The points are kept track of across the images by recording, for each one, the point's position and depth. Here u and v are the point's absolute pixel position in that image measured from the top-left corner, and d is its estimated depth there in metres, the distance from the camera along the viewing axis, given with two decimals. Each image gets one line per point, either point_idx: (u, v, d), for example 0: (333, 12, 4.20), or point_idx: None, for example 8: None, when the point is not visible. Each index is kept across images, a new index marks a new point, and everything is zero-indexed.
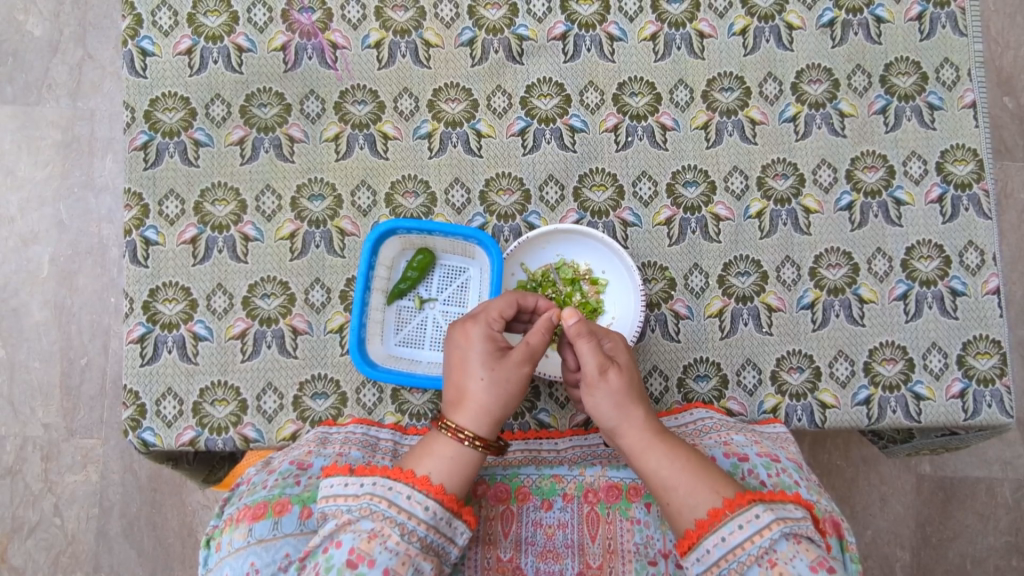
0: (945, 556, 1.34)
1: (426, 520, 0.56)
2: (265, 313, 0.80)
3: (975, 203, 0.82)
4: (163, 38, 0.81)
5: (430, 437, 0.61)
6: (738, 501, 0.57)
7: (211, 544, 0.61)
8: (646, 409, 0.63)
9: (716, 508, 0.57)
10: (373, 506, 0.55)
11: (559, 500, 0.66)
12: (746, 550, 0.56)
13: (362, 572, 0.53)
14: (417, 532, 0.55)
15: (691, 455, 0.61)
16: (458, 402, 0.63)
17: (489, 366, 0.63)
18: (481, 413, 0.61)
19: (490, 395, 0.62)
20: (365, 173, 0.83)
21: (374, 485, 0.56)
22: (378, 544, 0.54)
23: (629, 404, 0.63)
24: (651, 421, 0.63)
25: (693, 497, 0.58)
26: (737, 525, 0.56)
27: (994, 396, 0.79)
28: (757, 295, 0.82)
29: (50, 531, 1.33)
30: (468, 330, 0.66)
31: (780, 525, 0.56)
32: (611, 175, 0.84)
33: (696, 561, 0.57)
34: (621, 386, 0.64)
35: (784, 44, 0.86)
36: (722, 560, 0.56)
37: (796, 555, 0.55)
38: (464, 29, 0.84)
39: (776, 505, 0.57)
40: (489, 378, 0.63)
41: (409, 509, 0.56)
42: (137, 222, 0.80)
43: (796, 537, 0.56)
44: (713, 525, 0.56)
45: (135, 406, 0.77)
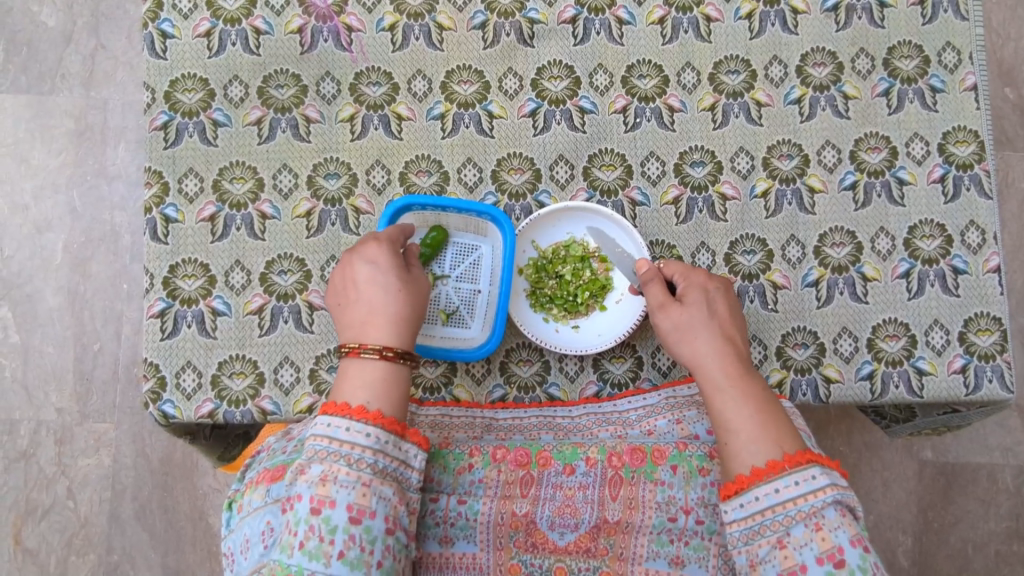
0: (947, 542, 1.35)
1: (369, 446, 0.59)
2: (282, 289, 0.82)
3: (976, 183, 0.84)
4: (182, 20, 0.83)
5: (345, 364, 0.64)
6: (798, 458, 0.59)
7: (233, 506, 0.65)
8: (722, 345, 0.67)
9: (775, 460, 0.59)
10: (317, 446, 0.59)
11: (581, 465, 0.68)
12: (797, 507, 0.57)
13: (326, 515, 0.56)
14: (365, 460, 0.58)
15: (761, 399, 0.63)
16: (368, 321, 0.66)
17: (406, 278, 0.69)
18: (388, 323, 0.66)
19: (372, 301, 0.67)
20: (379, 154, 0.85)
21: (316, 428, 0.60)
22: (332, 485, 0.57)
23: (704, 338, 0.67)
24: (730, 363, 0.65)
25: (754, 444, 0.60)
26: (793, 481, 0.58)
27: (995, 371, 0.80)
28: (763, 273, 0.84)
29: (63, 514, 1.35)
30: (374, 254, 0.70)
31: (833, 492, 0.57)
32: (619, 156, 0.86)
33: (739, 507, 0.59)
34: (693, 322, 0.68)
35: (789, 29, 0.87)
36: (767, 510, 0.58)
37: (841, 526, 0.56)
38: (476, 13, 0.86)
39: (833, 472, 0.59)
40: (395, 286, 0.68)
41: (350, 440, 0.59)
42: (157, 200, 0.82)
43: (844, 511, 0.57)
44: (769, 474, 0.58)
45: (156, 378, 0.79)
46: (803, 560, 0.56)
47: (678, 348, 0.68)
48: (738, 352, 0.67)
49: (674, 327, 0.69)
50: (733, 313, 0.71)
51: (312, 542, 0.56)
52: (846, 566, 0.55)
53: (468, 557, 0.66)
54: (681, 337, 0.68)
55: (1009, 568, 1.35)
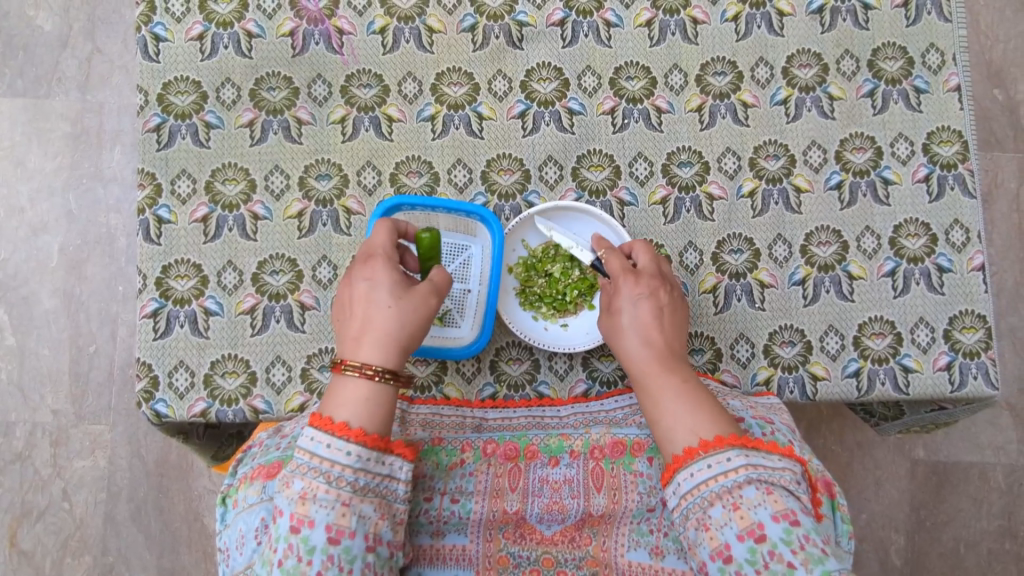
0: (939, 540, 1.36)
1: (350, 465, 0.57)
2: (274, 289, 0.83)
3: (960, 183, 0.85)
4: (175, 24, 0.84)
5: (337, 378, 0.62)
6: (714, 443, 0.58)
7: (227, 501, 0.66)
8: (643, 344, 0.68)
9: (690, 447, 0.59)
10: (299, 459, 0.58)
11: (565, 457, 0.71)
12: (710, 489, 0.57)
13: (305, 534, 0.56)
14: (345, 478, 0.57)
15: (682, 390, 0.63)
16: (369, 337, 0.63)
17: (403, 301, 0.65)
18: (392, 345, 0.63)
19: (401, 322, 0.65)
20: (370, 155, 0.86)
21: (299, 440, 0.59)
22: (311, 504, 0.56)
23: (629, 337, 0.69)
24: (647, 358, 0.67)
25: (670, 433, 0.61)
26: (707, 464, 0.57)
27: (980, 368, 0.81)
28: (750, 271, 0.85)
29: (58, 515, 1.36)
30: (374, 269, 0.67)
31: (748, 471, 0.56)
32: (608, 156, 0.87)
33: (670, 494, 0.59)
34: (624, 321, 0.70)
35: (775, 30, 0.89)
36: (690, 494, 0.58)
37: (761, 503, 0.55)
38: (466, 16, 0.87)
39: (753, 452, 0.58)
40: (399, 311, 0.65)
41: (330, 458, 0.57)
42: (150, 201, 0.83)
43: (767, 488, 0.56)
44: (686, 460, 0.59)
45: (148, 378, 0.80)
46: (726, 539, 0.55)
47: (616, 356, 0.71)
48: (664, 347, 0.68)
49: (608, 331, 0.71)
50: (666, 311, 0.70)
51: (290, 560, 0.55)
52: (768, 540, 0.54)
53: (458, 549, 0.66)
54: (616, 339, 0.70)
55: (1001, 566, 1.35)
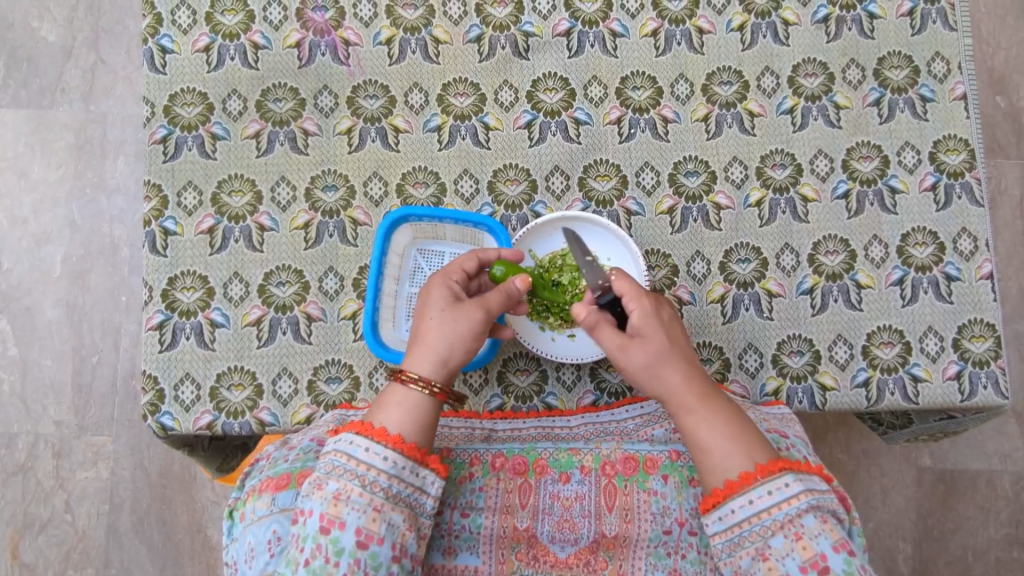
0: (947, 549, 1.35)
1: (385, 470, 0.59)
2: (281, 300, 0.82)
3: (967, 191, 0.85)
4: (181, 36, 0.84)
5: (389, 387, 0.65)
6: (770, 469, 0.60)
7: (234, 515, 0.65)
8: (684, 371, 0.65)
9: (748, 471, 0.60)
10: (335, 461, 0.60)
11: (576, 474, 0.69)
12: (771, 516, 0.59)
13: (335, 535, 0.57)
14: (379, 483, 0.59)
15: (727, 416, 0.64)
16: (417, 345, 0.67)
17: (449, 314, 0.67)
18: (432, 356, 0.66)
19: (448, 340, 0.66)
20: (376, 166, 0.85)
21: (337, 443, 0.61)
22: (344, 506, 0.58)
23: (670, 368, 0.65)
24: (692, 385, 0.65)
25: (728, 460, 0.61)
26: (767, 490, 0.59)
27: (990, 378, 0.81)
28: (757, 281, 0.85)
29: (61, 527, 1.35)
30: (431, 283, 0.71)
31: (807, 497, 0.59)
32: (614, 166, 0.87)
33: (718, 520, 0.60)
34: (658, 354, 0.65)
35: (780, 40, 0.89)
36: (745, 521, 0.59)
37: (821, 532, 0.57)
38: (472, 26, 0.87)
39: (804, 477, 0.61)
40: (441, 323, 0.67)
41: (367, 461, 0.59)
42: (157, 213, 0.82)
43: (823, 516, 0.58)
44: (743, 487, 0.60)
45: (154, 390, 0.79)
46: (788, 569, 0.57)
47: (645, 386, 0.66)
48: (699, 371, 0.67)
49: (637, 364, 0.66)
50: (685, 336, 0.69)
51: (316, 561, 0.56)
52: (830, 572, 0.56)
53: (470, 569, 0.67)
54: (649, 373, 0.65)
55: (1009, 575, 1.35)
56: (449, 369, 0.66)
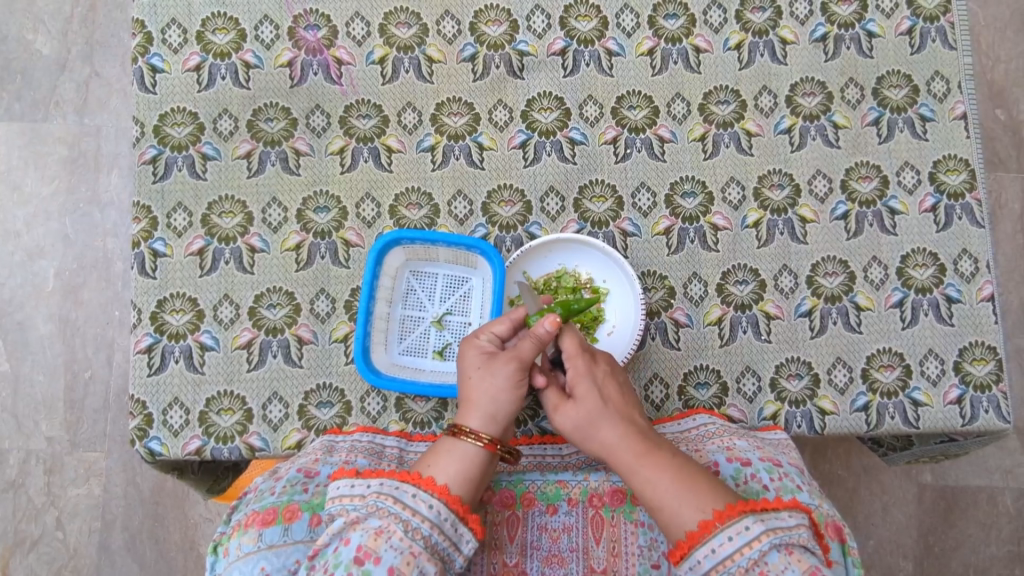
0: (948, 567, 1.33)
1: (430, 518, 0.58)
2: (272, 323, 0.81)
3: (968, 212, 0.84)
4: (172, 55, 0.83)
5: (442, 441, 0.64)
6: (728, 513, 0.58)
7: (218, 550, 0.64)
8: (622, 428, 0.65)
9: (705, 519, 0.59)
10: (380, 502, 0.58)
11: (564, 505, 0.68)
12: (737, 561, 0.57)
13: (368, 568, 0.55)
14: (421, 531, 0.58)
15: (673, 469, 0.61)
16: (462, 404, 0.66)
17: (484, 371, 0.67)
18: (479, 413, 0.65)
19: (490, 396, 0.66)
20: (369, 186, 0.84)
21: (382, 485, 0.59)
22: (384, 542, 0.56)
23: (605, 426, 0.65)
24: (629, 440, 0.64)
25: (679, 514, 0.59)
26: (728, 536, 0.58)
27: (991, 402, 0.80)
28: (755, 303, 0.84)
29: (52, 545, 1.33)
30: (461, 343, 0.71)
31: (770, 537, 0.57)
32: (610, 187, 0.86)
33: (688, 570, 0.59)
34: (588, 413, 0.66)
35: (778, 59, 0.88)
36: (713, 570, 0.58)
37: (788, 566, 0.57)
38: (466, 45, 0.86)
39: (767, 515, 0.59)
40: (480, 379, 0.66)
41: (413, 507, 0.58)
42: (146, 234, 0.81)
43: (789, 549, 0.58)
44: (703, 537, 0.58)
45: (142, 415, 0.78)
46: None
47: (587, 443, 0.67)
48: (640, 428, 0.66)
49: (574, 420, 0.67)
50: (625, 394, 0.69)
51: None
52: None
53: None
54: (585, 432, 0.66)
55: None
56: (501, 422, 0.65)
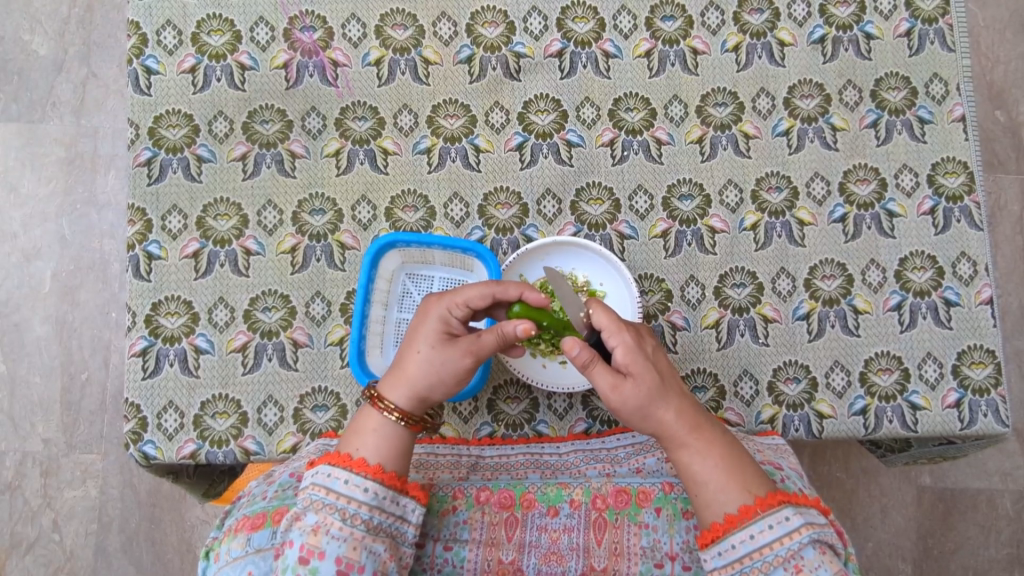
0: (947, 569, 1.33)
1: (366, 501, 0.59)
2: (267, 326, 0.81)
3: (966, 215, 0.83)
4: (167, 57, 0.83)
5: (365, 410, 0.64)
6: (769, 501, 0.59)
7: (210, 555, 0.63)
8: (677, 407, 0.63)
9: (747, 505, 0.59)
10: (314, 495, 0.58)
11: (565, 507, 0.68)
12: (773, 551, 0.57)
13: (314, 565, 0.56)
14: (360, 515, 0.58)
15: (722, 447, 0.62)
16: (397, 373, 0.65)
17: (437, 352, 0.64)
18: (410, 392, 0.64)
19: (431, 380, 0.64)
20: (365, 188, 0.84)
21: (315, 476, 0.59)
22: (324, 536, 0.56)
23: (662, 407, 0.62)
24: (686, 418, 0.63)
25: (724, 494, 0.60)
26: (767, 525, 0.58)
27: (990, 405, 0.79)
28: (753, 306, 0.83)
29: (48, 547, 1.33)
30: (428, 310, 0.67)
31: (809, 531, 0.57)
32: (607, 190, 0.86)
33: (717, 555, 0.59)
34: (650, 394, 0.62)
35: (776, 61, 0.87)
36: (745, 557, 0.58)
37: (822, 564, 0.56)
38: (463, 47, 0.86)
39: (804, 509, 0.59)
40: (428, 359, 0.64)
41: (348, 493, 0.58)
42: (140, 237, 0.81)
43: (823, 547, 0.57)
44: (743, 521, 0.58)
45: (136, 419, 0.78)
46: None
47: (639, 423, 0.63)
48: (689, 401, 0.64)
49: (632, 403, 0.62)
50: (669, 364, 0.66)
51: None
52: None
53: None
54: (642, 413, 0.62)
55: None
56: (426, 405, 0.65)
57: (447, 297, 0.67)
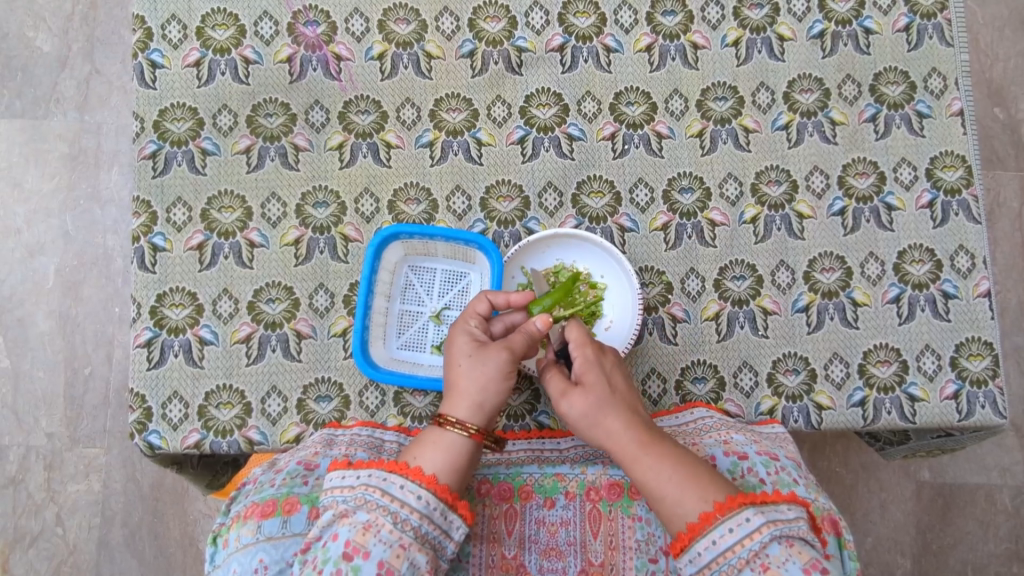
0: (946, 564, 1.34)
1: (418, 509, 0.58)
2: (270, 318, 0.81)
3: (964, 208, 0.84)
4: (172, 51, 0.84)
5: (426, 432, 0.64)
6: (728, 505, 0.58)
7: (218, 541, 0.64)
8: (627, 419, 0.64)
9: (705, 511, 0.59)
10: (367, 495, 0.58)
11: (561, 499, 0.69)
12: (738, 553, 0.57)
13: (357, 564, 0.56)
14: (410, 522, 0.58)
15: (677, 460, 0.62)
16: (450, 392, 0.66)
17: (475, 358, 0.67)
18: (467, 401, 0.64)
19: (482, 385, 0.65)
20: (368, 181, 0.85)
21: (369, 477, 0.59)
22: (372, 536, 0.57)
23: (611, 414, 0.64)
24: (637, 432, 0.63)
25: (682, 505, 0.60)
26: (728, 528, 0.58)
27: (988, 397, 0.80)
28: (753, 298, 0.84)
29: (51, 541, 1.34)
30: (452, 332, 0.71)
31: (770, 529, 0.57)
32: (608, 183, 0.86)
33: (689, 562, 0.59)
34: (598, 401, 0.65)
35: (776, 55, 0.88)
36: (713, 563, 0.58)
37: (789, 559, 0.56)
38: (465, 42, 0.87)
39: (767, 507, 0.59)
40: (470, 367, 0.66)
41: (402, 498, 0.58)
42: (145, 229, 0.82)
43: (790, 541, 0.57)
44: (703, 529, 0.58)
45: (142, 409, 0.78)
46: None
47: (591, 432, 0.65)
48: (644, 419, 0.66)
49: (583, 411, 0.65)
50: (630, 385, 0.69)
51: None
52: None
53: None
54: (591, 421, 0.65)
55: None
56: (485, 413, 0.65)
57: (463, 317, 0.72)
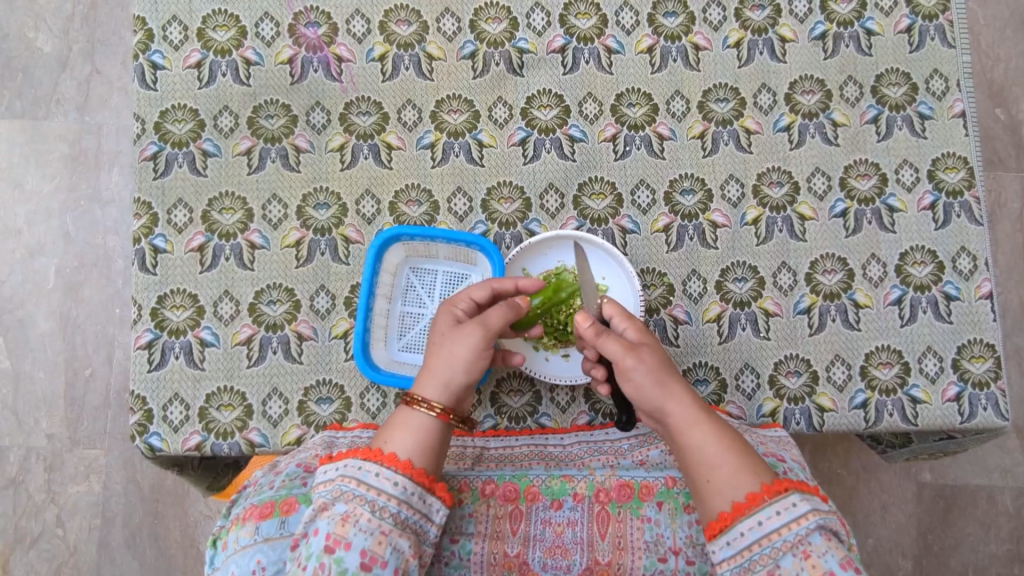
0: (947, 565, 1.33)
1: (396, 495, 0.59)
2: (271, 319, 0.81)
3: (966, 210, 0.84)
4: (173, 52, 0.84)
5: (399, 412, 0.64)
6: (776, 488, 0.59)
7: (217, 544, 0.64)
8: (688, 388, 0.66)
9: (754, 491, 0.59)
10: (344, 486, 0.59)
11: (569, 500, 0.69)
12: (781, 537, 0.57)
13: (339, 555, 0.56)
14: (388, 509, 0.58)
15: (730, 434, 0.63)
16: (423, 370, 0.66)
17: (449, 335, 0.67)
18: (436, 380, 0.65)
19: (452, 364, 0.65)
20: (369, 183, 0.85)
21: (346, 468, 0.60)
22: (351, 526, 0.57)
23: (675, 381, 0.65)
24: (696, 401, 0.65)
25: (736, 479, 0.60)
26: (774, 511, 0.58)
27: (990, 399, 0.80)
28: (754, 300, 0.84)
29: (52, 542, 1.34)
30: (436, 312, 0.72)
31: (816, 517, 0.58)
32: (610, 184, 0.86)
33: (726, 545, 0.59)
34: (662, 367, 0.66)
35: (777, 57, 0.88)
36: (755, 545, 0.58)
37: (828, 550, 0.57)
38: (466, 43, 0.87)
39: (809, 497, 0.60)
40: (442, 345, 0.67)
41: (378, 486, 0.59)
42: (146, 230, 0.82)
43: (828, 533, 0.58)
44: (750, 508, 0.59)
45: (142, 411, 0.78)
46: None
47: (650, 397, 0.65)
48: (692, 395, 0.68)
49: (649, 372, 0.65)
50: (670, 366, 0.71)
51: None
52: None
53: None
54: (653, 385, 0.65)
55: None
56: (454, 392, 0.65)
57: (449, 299, 0.73)
